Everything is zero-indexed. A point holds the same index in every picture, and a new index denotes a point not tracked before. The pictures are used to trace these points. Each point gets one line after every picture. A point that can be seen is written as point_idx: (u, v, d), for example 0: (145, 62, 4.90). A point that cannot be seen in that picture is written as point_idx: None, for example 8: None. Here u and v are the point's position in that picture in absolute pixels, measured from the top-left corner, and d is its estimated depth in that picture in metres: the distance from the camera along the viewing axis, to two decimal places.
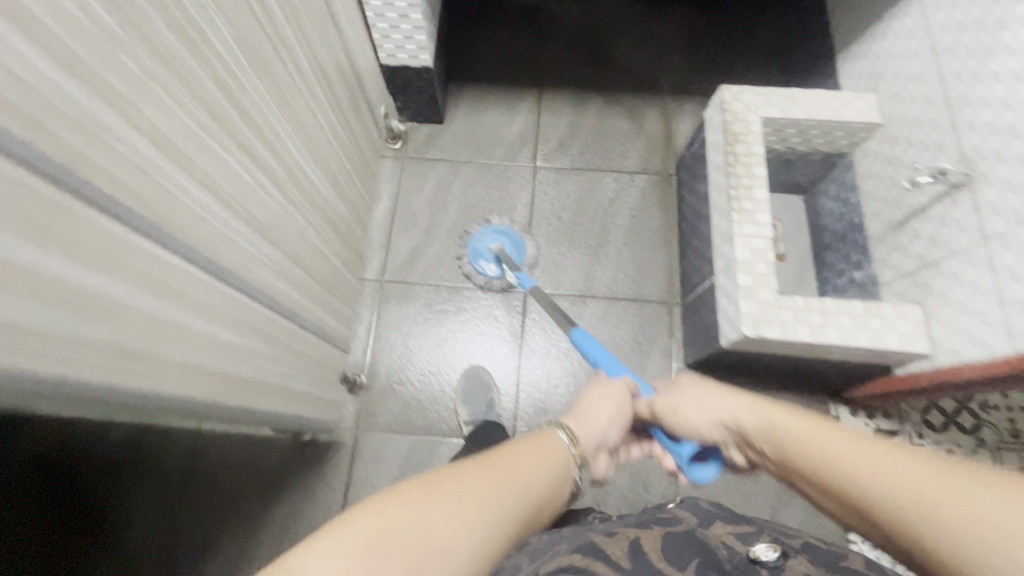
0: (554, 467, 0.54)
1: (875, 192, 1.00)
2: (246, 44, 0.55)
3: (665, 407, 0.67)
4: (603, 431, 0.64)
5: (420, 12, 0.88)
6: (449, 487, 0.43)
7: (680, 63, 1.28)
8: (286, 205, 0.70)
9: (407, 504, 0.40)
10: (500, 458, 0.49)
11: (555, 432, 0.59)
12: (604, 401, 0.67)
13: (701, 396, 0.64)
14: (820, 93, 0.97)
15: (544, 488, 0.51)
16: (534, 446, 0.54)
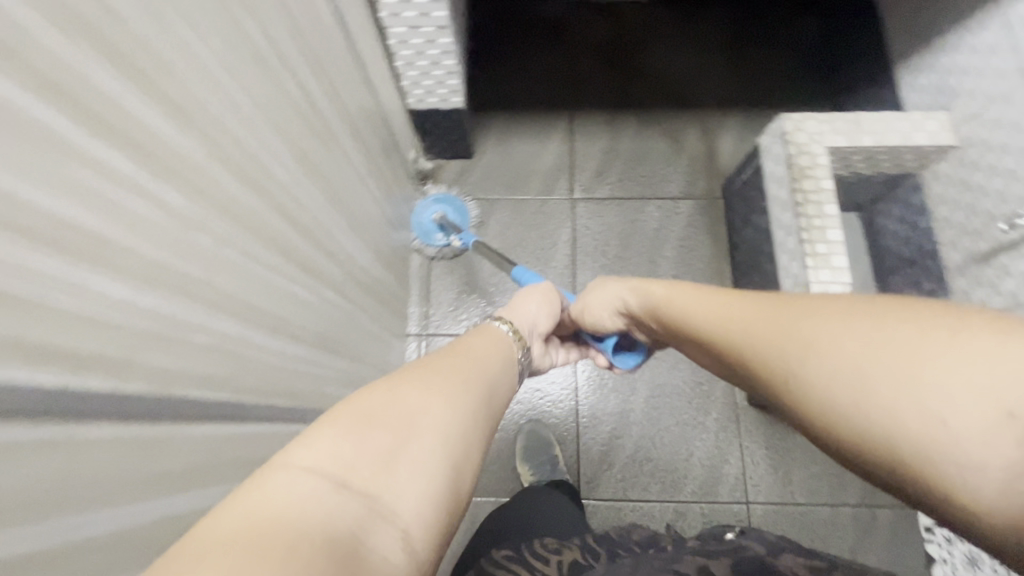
0: (501, 355, 0.54)
1: (950, 219, 0.94)
2: (313, 110, 0.60)
3: (576, 309, 0.70)
4: (529, 322, 0.67)
5: (453, 58, 0.92)
6: (402, 369, 0.41)
7: (721, 76, 1.27)
8: (357, 245, 0.76)
9: (377, 386, 0.38)
10: (443, 351, 0.48)
11: (491, 324, 0.61)
12: (534, 295, 0.70)
13: (602, 289, 0.66)
14: (888, 117, 0.93)
15: (498, 367, 0.51)
16: (477, 339, 0.55)
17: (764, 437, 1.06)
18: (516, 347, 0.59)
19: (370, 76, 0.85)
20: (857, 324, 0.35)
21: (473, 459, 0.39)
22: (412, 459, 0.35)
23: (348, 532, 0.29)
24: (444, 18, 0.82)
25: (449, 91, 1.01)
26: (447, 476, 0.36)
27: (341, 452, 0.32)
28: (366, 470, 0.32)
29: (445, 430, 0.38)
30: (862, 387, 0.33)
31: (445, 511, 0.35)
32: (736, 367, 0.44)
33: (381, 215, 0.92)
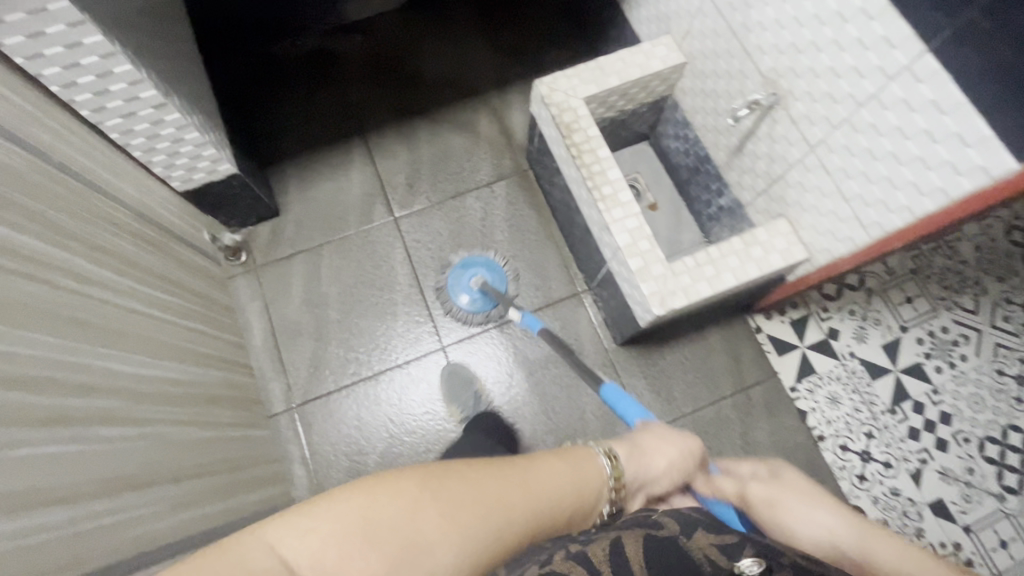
0: (590, 480, 0.53)
1: (706, 125, 1.04)
2: (18, 249, 0.54)
3: (760, 496, 0.63)
4: (653, 479, 0.60)
5: (195, 130, 0.87)
6: (456, 488, 0.43)
7: (490, 58, 1.33)
8: (149, 362, 0.70)
9: (404, 494, 0.41)
10: (526, 469, 0.48)
11: (596, 451, 0.57)
12: (671, 450, 0.63)
13: (810, 501, 0.61)
14: (623, 55, 1.00)
15: (571, 499, 0.50)
16: (575, 460, 0.54)
17: (639, 369, 1.13)
18: (607, 487, 0.55)
19: (106, 180, 0.77)
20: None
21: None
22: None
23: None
24: (157, 95, 0.77)
25: (212, 161, 0.95)
26: None
27: (326, 558, 0.38)
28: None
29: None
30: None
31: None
32: None
33: (186, 313, 0.86)
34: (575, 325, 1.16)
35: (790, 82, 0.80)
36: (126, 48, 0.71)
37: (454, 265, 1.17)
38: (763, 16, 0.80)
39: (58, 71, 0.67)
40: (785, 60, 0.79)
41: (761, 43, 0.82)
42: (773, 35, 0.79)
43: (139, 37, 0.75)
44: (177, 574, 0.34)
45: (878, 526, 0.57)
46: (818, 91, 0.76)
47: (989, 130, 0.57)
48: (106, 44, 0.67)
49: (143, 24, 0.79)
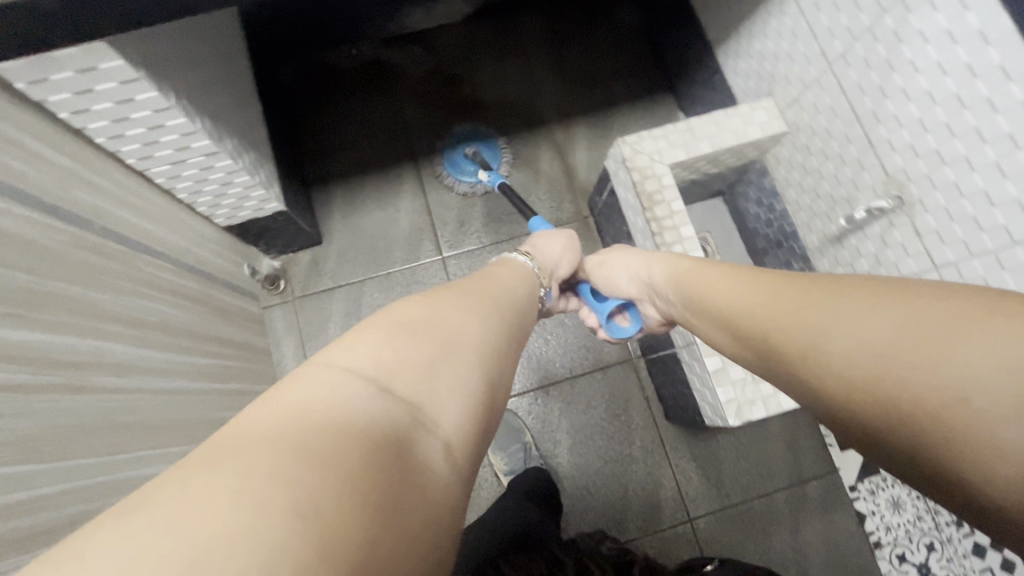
0: (525, 287, 0.63)
1: (798, 202, 0.94)
2: (52, 362, 0.48)
3: (595, 263, 0.79)
4: (554, 264, 0.76)
5: (245, 173, 0.80)
6: (441, 292, 0.48)
7: (557, 87, 1.23)
8: (176, 452, 0.64)
9: (414, 300, 0.44)
10: (478, 280, 0.56)
11: (509, 255, 0.70)
12: (560, 241, 0.79)
13: (627, 256, 0.74)
14: (718, 118, 0.90)
15: (523, 295, 0.60)
16: (502, 267, 0.65)
17: (689, 450, 1.06)
18: (538, 279, 0.69)
19: (148, 233, 0.70)
20: (860, 306, 0.39)
21: (503, 375, 0.45)
22: (449, 373, 0.39)
23: (402, 436, 0.33)
24: (210, 144, 0.69)
25: (259, 200, 0.88)
26: (482, 391, 0.41)
27: (388, 357, 0.37)
28: (412, 374, 0.37)
29: (479, 344, 0.43)
30: (863, 347, 0.36)
31: (479, 428, 0.40)
32: (770, 352, 0.46)
33: (223, 373, 0.80)
34: (626, 394, 1.08)
35: (922, 191, 0.70)
36: (180, 98, 0.63)
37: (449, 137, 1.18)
38: (903, 111, 0.69)
39: (105, 125, 0.60)
40: (922, 166, 0.69)
41: (893, 139, 0.72)
42: (912, 134, 0.69)
43: (192, 81, 0.67)
44: (247, 419, 0.29)
45: (724, 267, 0.57)
46: (957, 210, 0.66)
47: None
48: (160, 99, 0.59)
49: (198, 61, 0.71)
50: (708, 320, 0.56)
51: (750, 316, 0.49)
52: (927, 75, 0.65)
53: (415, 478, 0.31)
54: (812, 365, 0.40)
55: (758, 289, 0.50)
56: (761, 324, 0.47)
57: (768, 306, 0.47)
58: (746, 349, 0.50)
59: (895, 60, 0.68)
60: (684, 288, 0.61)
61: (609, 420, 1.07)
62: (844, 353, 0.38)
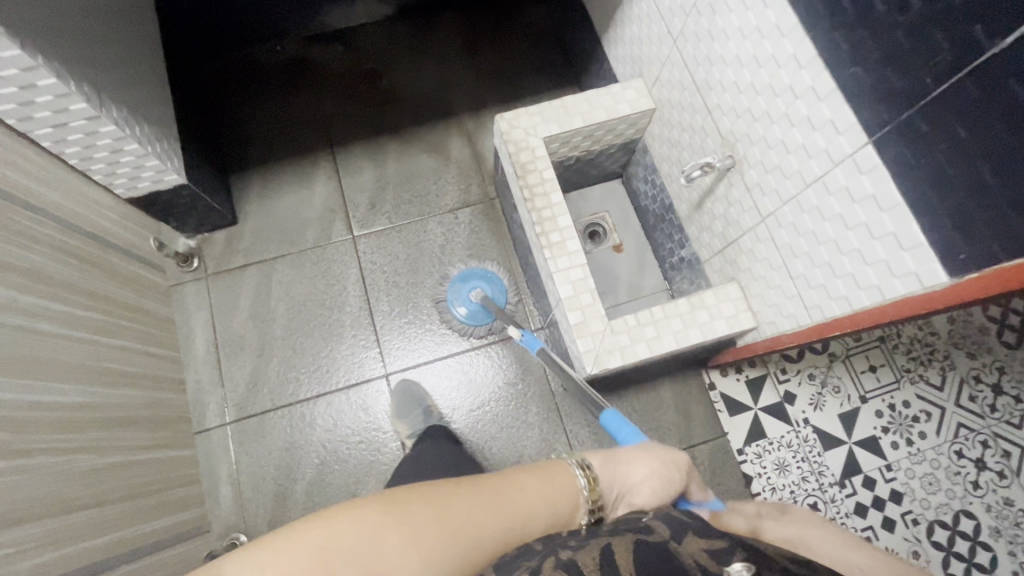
0: (561, 501, 0.50)
1: (671, 174, 1.00)
2: None
3: (779, 537, 0.54)
4: (631, 489, 0.56)
5: (135, 142, 0.85)
6: (407, 521, 0.42)
7: (469, 80, 1.30)
8: (48, 387, 0.68)
9: (366, 520, 0.41)
10: (491, 495, 0.46)
11: (566, 464, 0.54)
12: (655, 464, 0.58)
13: (847, 560, 0.50)
14: (590, 96, 0.97)
15: (543, 520, 0.48)
16: (547, 478, 0.51)
17: (585, 417, 1.11)
18: (589, 506, 0.52)
19: (31, 189, 0.75)
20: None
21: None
22: None
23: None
24: (88, 109, 0.75)
25: (157, 172, 0.93)
26: None
27: None
28: None
29: None
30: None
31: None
32: None
33: (111, 329, 0.84)
34: (526, 364, 1.14)
35: (745, 148, 0.76)
36: (53, 62, 0.69)
37: (450, 279, 1.15)
38: (724, 76, 0.76)
39: None
40: (742, 125, 0.75)
41: (721, 103, 0.79)
42: (732, 97, 0.76)
43: (71, 49, 0.73)
44: None
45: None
46: (768, 162, 0.72)
47: (901, 196, 0.54)
48: (25, 58, 0.65)
49: (81, 33, 0.77)
50: None
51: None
52: (733, 40, 0.72)
53: None
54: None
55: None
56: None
57: None
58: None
59: (713, 31, 0.75)
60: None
61: (507, 389, 1.12)
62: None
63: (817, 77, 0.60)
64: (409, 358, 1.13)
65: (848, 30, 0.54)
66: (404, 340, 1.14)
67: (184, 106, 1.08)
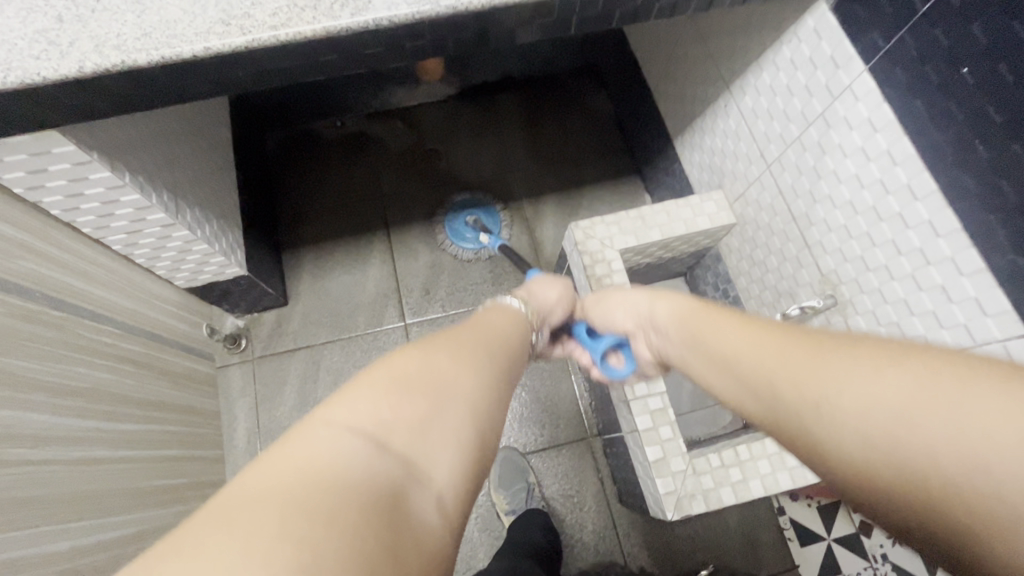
0: (513, 329, 0.61)
1: (749, 290, 0.96)
2: None
3: (594, 301, 0.73)
4: (547, 310, 0.72)
5: (203, 241, 0.82)
6: (437, 345, 0.46)
7: (529, 164, 1.28)
8: (95, 527, 0.62)
9: (408, 351, 0.43)
10: (465, 326, 0.55)
11: (499, 300, 0.68)
12: (558, 286, 0.76)
13: (625, 297, 0.67)
14: (669, 207, 0.93)
15: (514, 339, 0.59)
16: (492, 314, 0.62)
17: (642, 537, 1.03)
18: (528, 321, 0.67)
19: (95, 298, 0.72)
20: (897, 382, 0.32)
21: (494, 432, 0.43)
22: (446, 427, 0.39)
23: (393, 491, 0.33)
24: (164, 218, 0.72)
25: (221, 265, 0.90)
26: (477, 455, 0.40)
27: (379, 414, 0.37)
28: (407, 431, 0.37)
29: (476, 403, 0.42)
30: (883, 430, 0.31)
31: (472, 493, 0.39)
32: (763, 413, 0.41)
33: (160, 439, 0.79)
34: (581, 472, 1.07)
35: (851, 293, 0.71)
36: (137, 177, 0.67)
37: (450, 203, 1.21)
38: (830, 216, 0.72)
39: (60, 198, 0.63)
40: (850, 269, 0.71)
41: (824, 241, 0.74)
42: (839, 239, 0.72)
43: (152, 156, 0.71)
44: (251, 478, 0.30)
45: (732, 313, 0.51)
46: (882, 315, 0.67)
47: None
48: (114, 179, 0.63)
49: (166, 138, 0.75)
50: (724, 376, 0.46)
51: (772, 376, 0.40)
52: (847, 185, 0.68)
53: (410, 533, 0.32)
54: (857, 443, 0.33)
55: (785, 349, 0.41)
56: (800, 383, 0.38)
57: (738, 348, 0.45)
58: (757, 405, 0.42)
59: (820, 169, 0.72)
60: (681, 322, 0.55)
61: (561, 500, 1.05)
62: (846, 415, 0.33)
63: (958, 250, 0.55)
64: None
65: (1006, 216, 0.50)
66: None
67: (247, 188, 1.07)
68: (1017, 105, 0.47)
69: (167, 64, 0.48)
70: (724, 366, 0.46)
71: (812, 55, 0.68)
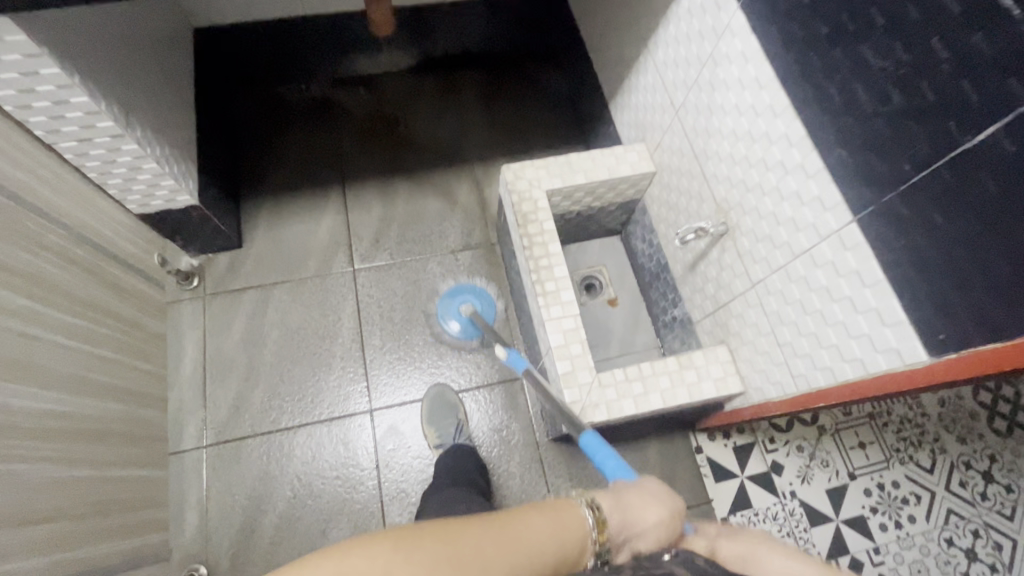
0: (569, 543, 0.49)
1: (667, 234, 1.03)
2: None
3: (731, 553, 0.57)
4: (639, 535, 0.55)
5: (153, 161, 0.88)
6: (417, 557, 0.39)
7: (481, 131, 1.36)
8: (29, 394, 0.67)
9: (369, 552, 0.38)
10: (491, 532, 0.44)
11: (578, 502, 0.53)
12: (663, 508, 0.58)
13: (781, 564, 0.55)
14: (594, 154, 1.01)
15: (556, 566, 0.47)
16: (551, 518, 0.49)
17: (568, 472, 1.09)
18: (596, 547, 0.51)
19: (46, 199, 0.77)
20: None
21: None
22: None
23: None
24: (114, 127, 0.78)
25: (171, 191, 0.96)
26: None
27: None
28: None
29: None
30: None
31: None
32: None
33: (102, 341, 0.84)
34: (513, 411, 1.13)
35: (738, 216, 0.79)
36: (85, 80, 0.73)
37: (432, 273, 1.21)
38: (721, 148, 0.80)
39: (13, 94, 0.68)
40: (736, 194, 0.79)
41: (717, 173, 0.82)
42: (728, 168, 0.79)
43: (102, 70, 0.77)
44: None
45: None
46: (759, 231, 0.75)
47: (883, 274, 0.56)
48: (62, 76, 0.69)
49: (117, 56, 0.82)
50: None
51: None
52: (730, 116, 0.76)
53: None
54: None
55: None
56: None
57: None
58: None
59: (712, 106, 0.80)
60: None
61: (491, 435, 1.11)
62: None
63: (806, 156, 0.63)
64: (395, 395, 1.12)
65: (835, 117, 0.58)
66: (393, 376, 1.13)
67: (207, 133, 1.13)
68: (835, 16, 0.55)
69: None
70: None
71: (703, 3, 0.77)
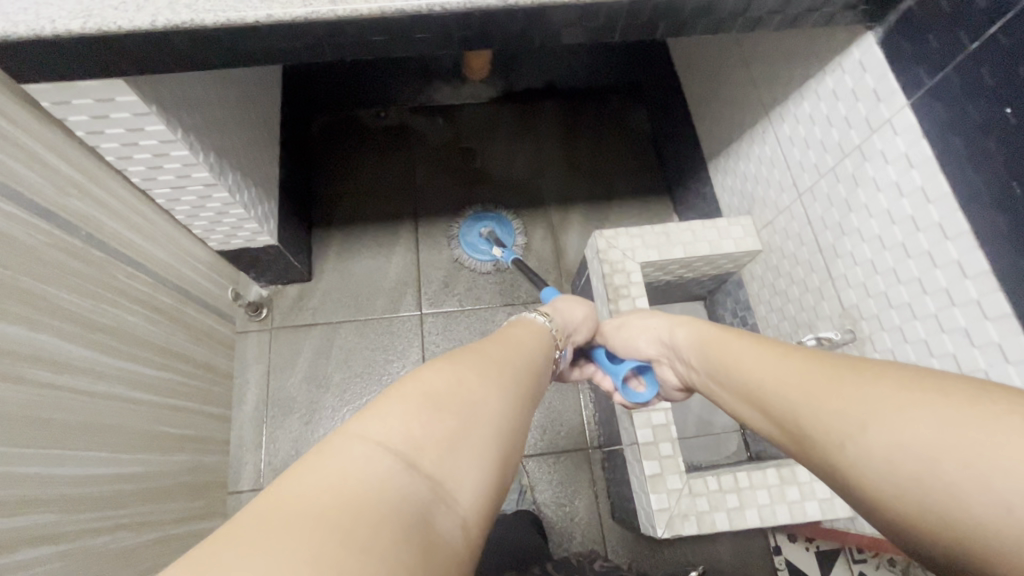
0: (540, 343, 0.59)
1: (768, 318, 0.94)
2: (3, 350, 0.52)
3: (613, 326, 0.75)
4: (574, 327, 0.72)
5: (241, 207, 0.85)
6: (463, 355, 0.45)
7: (562, 174, 1.30)
8: (103, 461, 0.65)
9: (438, 364, 0.41)
10: (491, 339, 0.52)
11: (525, 316, 0.65)
12: (585, 307, 0.75)
13: (645, 321, 0.70)
14: (695, 226, 0.93)
15: (542, 357, 0.57)
16: (514, 329, 0.59)
17: (631, 556, 1.02)
18: (551, 342, 0.63)
19: (135, 246, 0.76)
20: (857, 382, 0.38)
21: (515, 454, 0.41)
22: (473, 449, 0.37)
23: (416, 515, 0.30)
24: (208, 177, 0.76)
25: (254, 232, 0.93)
26: (499, 475, 0.38)
27: (410, 428, 0.35)
28: (434, 450, 0.34)
29: (504, 428, 0.40)
30: (821, 423, 0.39)
31: (495, 503, 0.37)
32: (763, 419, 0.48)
33: (174, 390, 0.82)
34: (577, 482, 1.06)
35: (872, 329, 0.70)
36: (187, 133, 0.70)
37: (500, 324, 1.16)
38: (858, 249, 0.71)
39: (116, 146, 0.66)
40: (873, 305, 0.70)
41: (849, 275, 0.73)
42: (865, 274, 0.70)
43: (203, 118, 0.75)
44: (284, 488, 0.28)
45: (726, 330, 0.58)
46: (901, 354, 0.66)
47: None
48: (166, 133, 0.66)
49: (217, 101, 0.79)
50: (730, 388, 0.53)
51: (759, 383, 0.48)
52: (877, 219, 0.67)
53: (437, 551, 0.30)
54: (811, 427, 0.40)
55: (765, 359, 0.49)
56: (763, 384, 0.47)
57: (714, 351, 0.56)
58: (746, 405, 0.50)
59: (852, 201, 0.71)
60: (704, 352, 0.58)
61: (553, 507, 1.05)
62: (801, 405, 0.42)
63: (985, 293, 0.54)
64: None
65: None
66: None
67: (288, 162, 1.11)
68: None
69: (229, 26, 0.51)
70: (713, 364, 0.56)
71: (856, 87, 0.68)
